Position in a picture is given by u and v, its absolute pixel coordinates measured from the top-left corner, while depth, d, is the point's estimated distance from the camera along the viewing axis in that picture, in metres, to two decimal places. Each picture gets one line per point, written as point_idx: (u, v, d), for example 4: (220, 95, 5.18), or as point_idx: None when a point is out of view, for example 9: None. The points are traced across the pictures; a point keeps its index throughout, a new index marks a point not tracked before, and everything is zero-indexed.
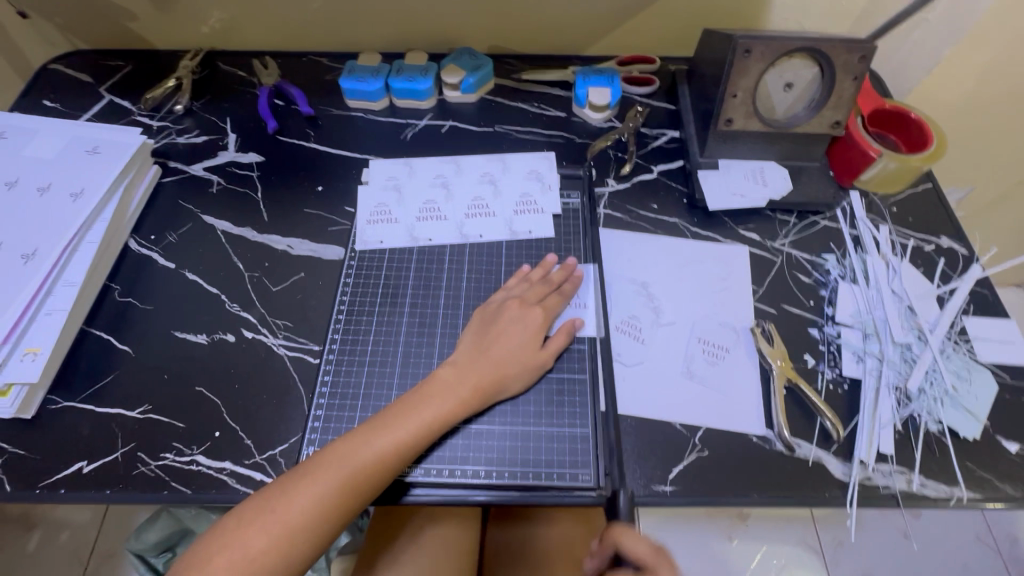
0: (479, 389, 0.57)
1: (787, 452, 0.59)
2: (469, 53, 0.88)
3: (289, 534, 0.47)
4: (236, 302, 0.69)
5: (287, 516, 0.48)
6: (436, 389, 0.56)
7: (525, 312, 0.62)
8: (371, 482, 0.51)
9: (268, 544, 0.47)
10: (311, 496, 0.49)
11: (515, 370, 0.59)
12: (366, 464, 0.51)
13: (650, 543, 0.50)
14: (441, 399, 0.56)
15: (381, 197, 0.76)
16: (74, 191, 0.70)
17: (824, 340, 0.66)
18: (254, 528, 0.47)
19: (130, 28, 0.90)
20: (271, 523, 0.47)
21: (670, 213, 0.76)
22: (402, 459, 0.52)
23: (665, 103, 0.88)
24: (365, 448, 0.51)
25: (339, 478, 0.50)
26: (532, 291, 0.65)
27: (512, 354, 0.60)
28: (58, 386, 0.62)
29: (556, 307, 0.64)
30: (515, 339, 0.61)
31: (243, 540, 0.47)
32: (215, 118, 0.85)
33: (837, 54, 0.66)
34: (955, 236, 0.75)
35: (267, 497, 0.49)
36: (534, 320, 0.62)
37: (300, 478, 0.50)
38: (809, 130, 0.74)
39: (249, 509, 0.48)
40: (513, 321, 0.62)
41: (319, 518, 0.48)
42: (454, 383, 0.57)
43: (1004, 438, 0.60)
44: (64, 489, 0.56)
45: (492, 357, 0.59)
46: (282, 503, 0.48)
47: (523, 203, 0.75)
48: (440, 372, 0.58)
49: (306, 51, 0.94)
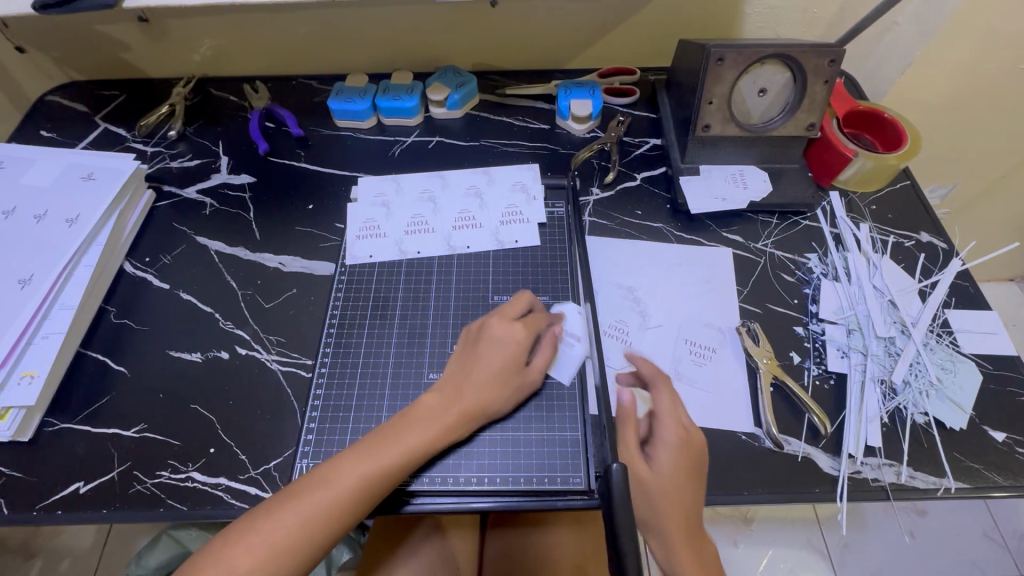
0: (466, 412, 0.56)
1: (776, 449, 0.59)
2: (454, 71, 0.90)
3: (270, 556, 0.47)
4: (230, 319, 0.70)
5: (269, 538, 0.48)
6: (423, 414, 0.56)
7: (509, 328, 0.59)
8: (354, 507, 0.50)
9: (249, 565, 0.47)
10: (292, 521, 0.48)
11: (500, 397, 0.58)
12: (349, 490, 0.50)
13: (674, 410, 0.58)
14: (427, 424, 0.55)
15: (371, 213, 0.77)
16: (70, 217, 0.72)
17: (809, 337, 0.67)
18: (237, 549, 0.47)
19: (124, 57, 0.93)
20: (257, 544, 0.47)
21: (655, 218, 0.78)
22: (386, 485, 0.52)
23: (646, 111, 0.90)
24: (351, 475, 0.51)
25: (322, 503, 0.49)
26: (511, 306, 0.62)
27: (498, 377, 0.58)
28: (55, 408, 0.63)
29: (540, 322, 0.62)
30: (500, 358, 0.58)
31: (226, 560, 0.47)
32: (208, 142, 0.88)
33: (807, 59, 0.68)
34: (935, 231, 0.76)
35: (253, 518, 0.49)
36: (521, 334, 0.59)
37: (286, 500, 0.50)
38: (785, 133, 0.75)
39: (239, 527, 0.49)
40: (496, 339, 0.59)
41: (297, 544, 0.48)
42: (440, 408, 0.56)
43: (991, 428, 0.61)
44: (61, 510, 0.57)
45: (479, 381, 0.57)
46: (266, 524, 0.48)
47: (509, 214, 0.77)
48: (428, 396, 0.57)
49: (295, 74, 0.96)
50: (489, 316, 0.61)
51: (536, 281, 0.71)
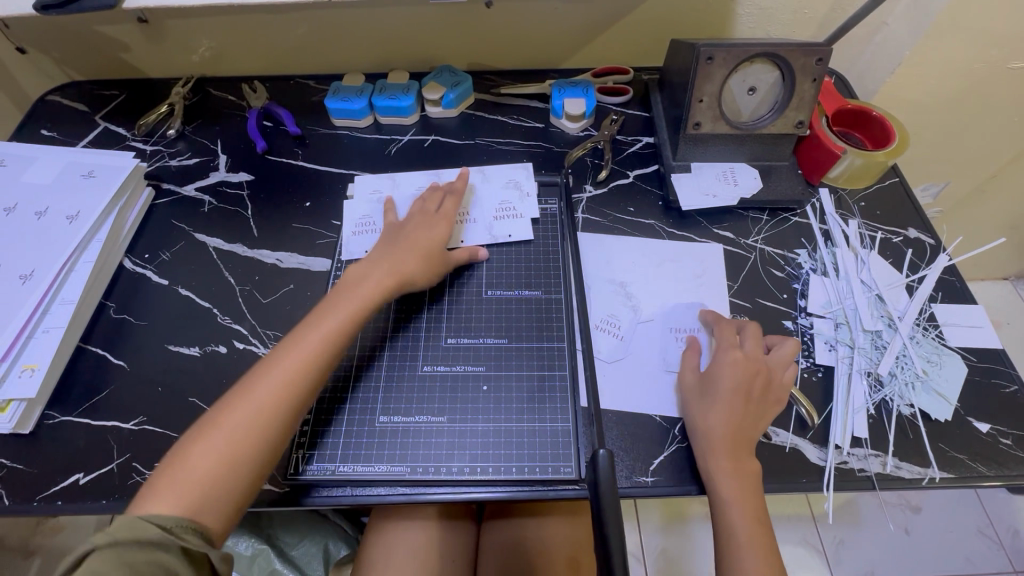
0: (393, 264, 0.65)
1: (764, 440, 0.61)
2: (450, 70, 0.92)
3: (235, 445, 0.50)
4: (228, 314, 0.71)
5: (228, 429, 0.50)
6: (352, 280, 0.63)
7: (430, 221, 0.70)
8: (303, 381, 0.55)
9: (214, 455, 0.49)
10: (246, 408, 0.52)
11: (426, 260, 0.67)
12: (298, 360, 0.55)
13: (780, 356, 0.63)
14: (359, 289, 0.62)
15: (366, 209, 0.78)
16: (71, 214, 0.73)
17: (798, 331, 0.68)
18: (197, 448, 0.49)
19: (124, 58, 0.94)
20: (220, 435, 0.50)
21: (647, 215, 0.79)
22: (329, 348, 0.57)
23: (639, 110, 0.91)
24: (297, 350, 0.56)
25: (273, 383, 0.53)
26: (430, 201, 0.73)
27: (421, 251, 0.67)
28: (55, 401, 0.64)
29: (452, 209, 0.73)
30: (423, 240, 0.68)
31: (192, 455, 0.49)
32: (206, 141, 0.89)
33: (794, 58, 0.70)
34: (923, 227, 0.77)
35: (208, 420, 0.51)
36: (438, 224, 0.70)
37: (240, 390, 0.53)
38: (774, 131, 0.77)
39: (199, 428, 0.51)
40: (417, 225, 0.70)
41: (260, 426, 0.51)
42: (369, 271, 0.64)
43: (975, 419, 0.62)
44: (61, 500, 0.58)
45: (405, 249, 0.67)
46: (223, 417, 0.51)
47: (503, 210, 0.77)
48: (353, 269, 0.65)
49: (293, 73, 0.98)
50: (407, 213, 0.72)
51: (530, 274, 0.72)
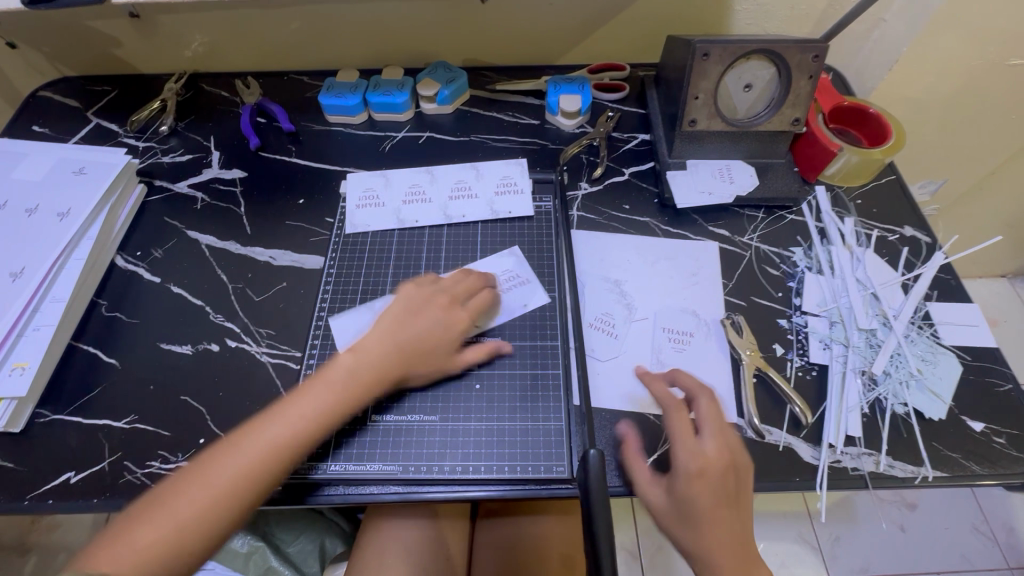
0: (380, 386, 0.58)
1: (757, 439, 0.60)
2: (445, 67, 0.91)
3: (171, 536, 0.48)
4: (220, 312, 0.70)
5: (176, 511, 0.48)
6: (335, 376, 0.57)
7: (444, 313, 0.63)
8: (268, 464, 0.52)
9: (161, 538, 0.47)
10: (201, 490, 0.50)
11: (422, 366, 0.61)
12: (258, 452, 0.52)
13: (721, 423, 0.56)
14: (333, 390, 0.57)
15: (370, 182, 0.79)
16: (61, 211, 0.72)
17: (792, 330, 0.68)
18: (145, 521, 0.48)
19: (115, 53, 0.93)
20: (166, 515, 0.48)
21: (642, 212, 0.79)
22: (295, 453, 0.53)
23: (635, 107, 0.91)
24: (258, 439, 0.52)
25: (234, 466, 0.51)
26: (458, 288, 0.65)
27: (414, 345, 0.60)
28: (46, 400, 0.64)
29: (479, 312, 0.65)
30: (429, 325, 0.62)
31: (136, 533, 0.47)
32: (199, 137, 0.88)
33: (791, 55, 0.69)
34: (918, 225, 0.77)
35: (164, 492, 0.50)
36: (454, 324, 0.63)
37: (195, 469, 0.51)
38: (770, 128, 0.76)
39: (149, 500, 0.50)
40: (428, 317, 0.62)
41: (207, 516, 0.49)
42: (355, 372, 0.58)
43: (969, 418, 0.62)
44: (52, 499, 0.58)
45: (399, 354, 0.60)
46: (171, 497, 0.49)
47: (504, 185, 0.79)
48: (341, 359, 0.59)
49: (287, 69, 0.97)
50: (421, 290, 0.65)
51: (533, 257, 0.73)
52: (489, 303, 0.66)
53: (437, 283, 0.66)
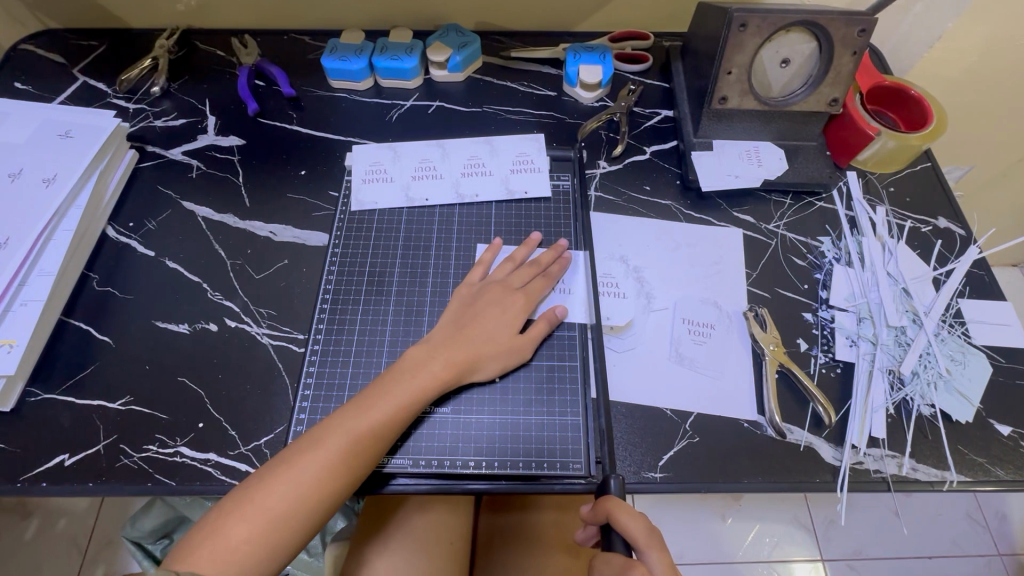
0: (451, 371, 0.56)
1: (777, 438, 0.58)
2: (456, 30, 0.85)
3: (258, 539, 0.47)
4: (219, 290, 0.67)
5: (264, 507, 0.47)
6: (409, 367, 0.56)
7: (507, 297, 0.62)
8: (345, 460, 0.50)
9: (250, 533, 0.47)
10: (288, 483, 0.48)
11: (490, 351, 0.58)
12: (341, 446, 0.50)
13: (647, 526, 0.49)
14: (412, 379, 0.55)
15: (377, 155, 0.75)
16: (48, 177, 0.68)
17: (818, 325, 0.65)
18: (233, 519, 0.47)
19: (101, 5, 0.87)
20: (252, 514, 0.47)
21: (664, 195, 0.74)
22: (375, 448, 0.52)
23: (659, 81, 0.85)
24: (340, 433, 0.51)
25: (319, 462, 0.49)
26: (516, 275, 0.64)
27: (488, 334, 0.59)
28: (36, 378, 0.61)
29: (540, 291, 0.64)
30: (496, 321, 0.60)
31: (225, 532, 0.46)
32: (193, 100, 0.83)
33: (834, 28, 0.64)
34: (952, 217, 0.73)
35: (247, 486, 0.49)
36: (514, 304, 0.62)
37: (279, 464, 0.50)
38: (806, 108, 0.72)
39: (231, 499, 0.48)
40: (496, 302, 0.61)
41: (297, 509, 0.48)
42: (427, 361, 0.56)
43: (998, 421, 0.59)
44: (45, 482, 0.55)
45: (468, 337, 0.58)
46: (259, 493, 0.48)
47: (520, 163, 0.74)
48: (413, 351, 0.57)
49: (286, 28, 0.90)
50: (486, 280, 0.64)
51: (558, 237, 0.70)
52: (545, 286, 0.64)
53: (502, 270, 0.65)
